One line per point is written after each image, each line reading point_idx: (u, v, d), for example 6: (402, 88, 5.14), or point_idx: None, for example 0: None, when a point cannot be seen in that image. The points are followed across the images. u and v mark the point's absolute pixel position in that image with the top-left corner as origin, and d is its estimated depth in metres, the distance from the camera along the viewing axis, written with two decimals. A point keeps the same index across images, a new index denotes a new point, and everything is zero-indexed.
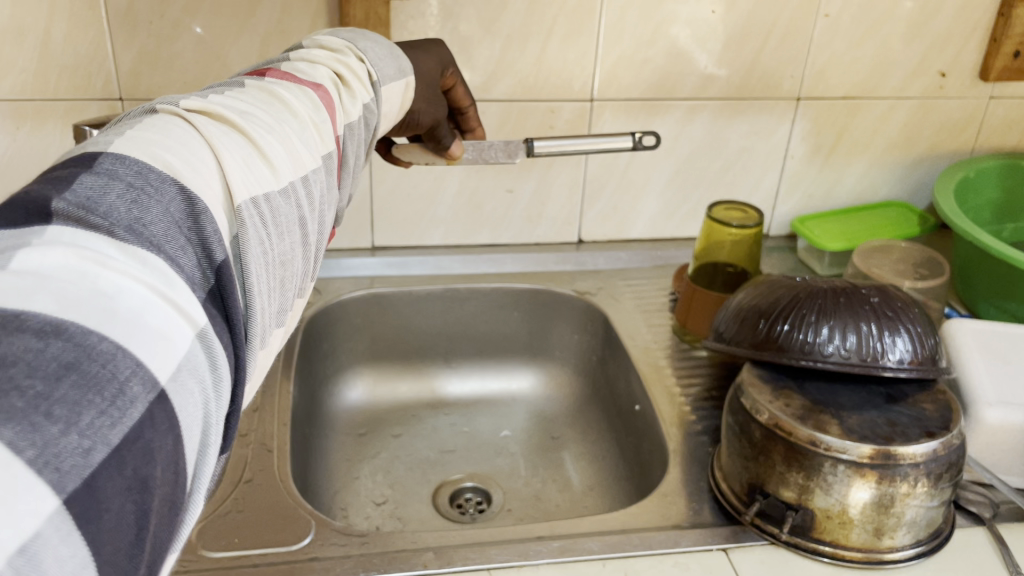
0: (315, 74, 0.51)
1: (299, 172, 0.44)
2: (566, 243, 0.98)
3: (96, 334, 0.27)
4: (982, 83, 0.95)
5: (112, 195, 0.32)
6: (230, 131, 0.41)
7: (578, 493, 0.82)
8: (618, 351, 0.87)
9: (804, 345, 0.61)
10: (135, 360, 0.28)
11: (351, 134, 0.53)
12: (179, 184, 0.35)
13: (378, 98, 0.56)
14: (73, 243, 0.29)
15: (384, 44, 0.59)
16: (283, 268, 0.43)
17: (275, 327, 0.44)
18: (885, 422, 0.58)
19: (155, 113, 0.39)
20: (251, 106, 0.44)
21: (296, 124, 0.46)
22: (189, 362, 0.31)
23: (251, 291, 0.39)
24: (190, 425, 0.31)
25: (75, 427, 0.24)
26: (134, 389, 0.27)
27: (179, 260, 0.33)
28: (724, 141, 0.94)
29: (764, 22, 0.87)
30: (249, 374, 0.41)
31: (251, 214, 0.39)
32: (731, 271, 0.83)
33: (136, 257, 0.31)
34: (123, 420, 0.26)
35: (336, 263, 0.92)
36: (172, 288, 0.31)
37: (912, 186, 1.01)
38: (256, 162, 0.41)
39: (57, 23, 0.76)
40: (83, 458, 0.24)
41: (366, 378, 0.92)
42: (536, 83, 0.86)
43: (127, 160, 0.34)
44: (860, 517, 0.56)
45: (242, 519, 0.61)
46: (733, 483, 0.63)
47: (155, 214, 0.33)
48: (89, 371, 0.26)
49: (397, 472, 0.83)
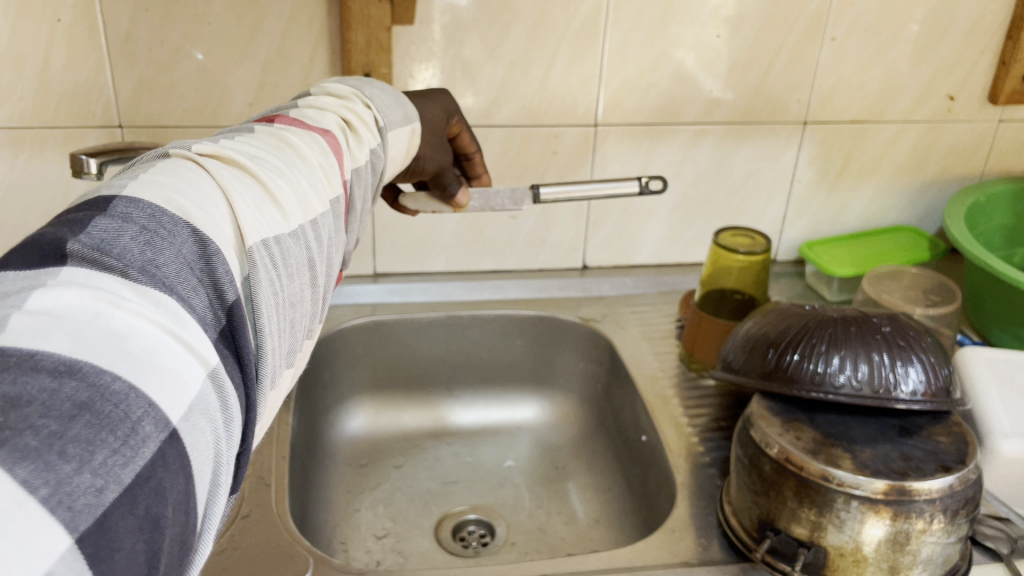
0: (323, 120, 0.50)
1: (307, 214, 0.43)
2: (570, 268, 0.97)
3: (110, 373, 0.25)
4: (992, 106, 0.94)
5: (126, 237, 0.31)
6: (242, 173, 0.40)
7: (583, 526, 0.80)
8: (624, 380, 0.85)
9: (815, 376, 0.60)
10: (147, 401, 0.26)
11: (358, 178, 0.52)
12: (192, 227, 0.34)
13: (385, 143, 0.56)
14: (88, 284, 0.28)
15: (390, 91, 0.59)
16: (292, 308, 0.42)
17: (284, 368, 0.42)
18: (899, 455, 0.56)
19: (169, 157, 0.38)
20: (261, 150, 0.43)
21: (304, 166, 0.45)
22: (201, 403, 0.30)
23: (262, 331, 0.37)
24: (201, 465, 0.29)
25: (88, 467, 0.23)
26: (146, 428, 0.26)
27: (191, 301, 0.32)
28: (731, 165, 0.93)
29: (770, 47, 0.86)
30: (259, 416, 0.39)
31: (263, 256, 0.38)
32: (739, 298, 0.81)
33: (149, 297, 0.29)
34: (135, 459, 0.25)
35: (337, 291, 0.91)
36: (184, 329, 0.30)
37: (921, 212, 1.00)
38: (267, 204, 0.40)
39: (56, 50, 0.76)
40: (95, 497, 0.23)
41: (367, 407, 0.91)
42: (540, 108, 0.86)
43: (141, 204, 0.32)
44: (875, 556, 0.54)
45: (239, 557, 0.59)
46: (743, 519, 0.61)
47: (168, 255, 0.32)
48: (102, 411, 0.24)
49: (398, 504, 0.81)
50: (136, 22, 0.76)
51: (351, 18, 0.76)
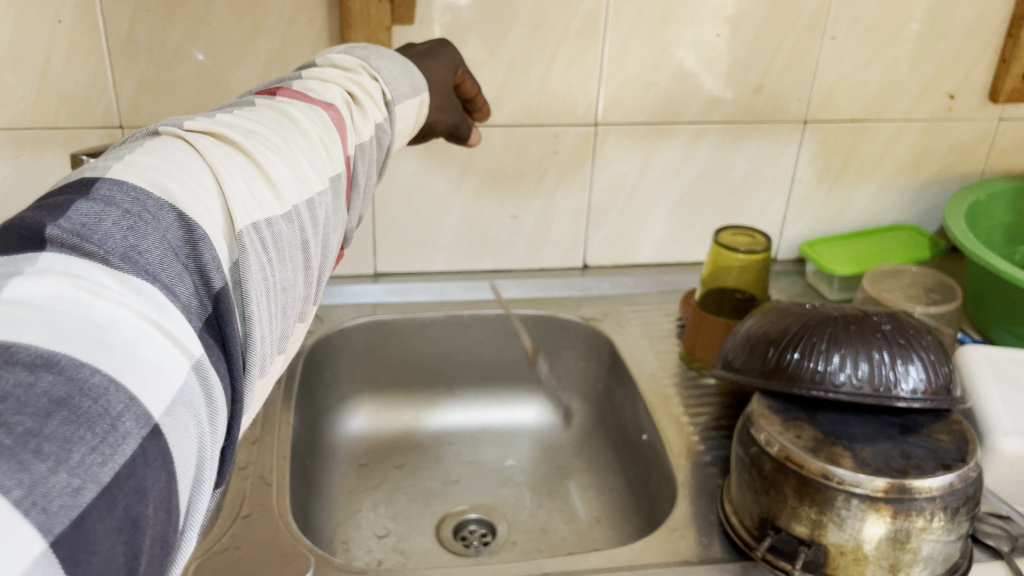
0: (326, 93, 0.50)
1: (304, 193, 0.43)
2: (571, 268, 0.97)
3: (89, 367, 0.25)
4: (991, 105, 0.94)
5: (108, 222, 0.31)
6: (235, 153, 0.40)
7: (584, 525, 0.80)
8: (625, 379, 0.85)
9: (815, 374, 0.60)
10: (128, 395, 0.26)
11: (362, 154, 0.52)
12: (177, 211, 0.34)
13: (393, 116, 0.56)
14: (67, 272, 0.28)
15: (398, 61, 0.59)
16: (285, 294, 0.42)
17: (276, 354, 0.43)
18: (899, 453, 0.56)
19: (158, 135, 0.39)
20: (259, 125, 0.43)
21: (305, 142, 0.45)
22: (184, 396, 0.30)
23: (251, 319, 0.37)
24: (185, 461, 0.29)
25: (64, 466, 0.23)
26: (126, 424, 0.26)
27: (176, 288, 0.32)
28: (731, 164, 0.93)
29: (769, 46, 0.86)
30: (247, 405, 0.39)
31: (253, 240, 0.38)
32: (740, 297, 0.81)
33: (131, 285, 0.30)
34: (114, 457, 0.25)
35: (338, 291, 0.92)
36: (167, 319, 0.30)
37: (922, 210, 1.00)
38: (259, 184, 0.40)
39: (57, 51, 0.76)
40: (72, 497, 0.23)
41: (368, 407, 0.91)
42: (540, 108, 0.86)
43: (125, 187, 0.33)
44: (875, 554, 0.54)
45: (240, 557, 0.59)
46: (744, 517, 0.61)
47: (152, 241, 0.32)
48: (80, 407, 0.25)
49: (400, 503, 0.81)
50: (136, 22, 0.76)
51: (351, 17, 0.76)
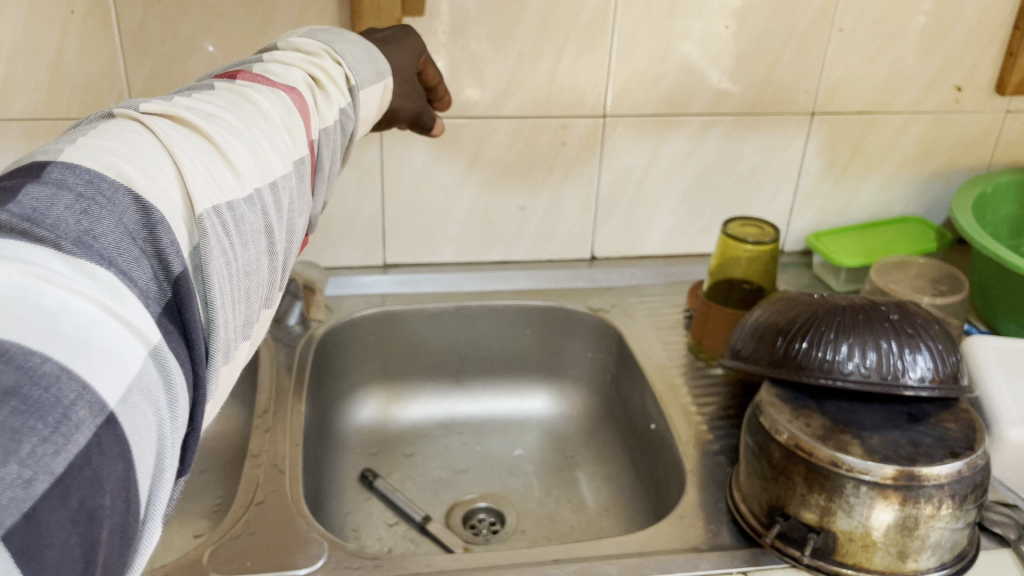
0: (289, 77, 0.51)
1: (265, 177, 0.44)
2: (579, 259, 0.97)
3: (40, 355, 0.26)
4: (998, 98, 0.93)
5: (60, 206, 0.31)
6: (193, 136, 0.41)
7: (593, 513, 0.81)
8: (633, 370, 0.86)
9: (823, 363, 0.60)
10: (81, 384, 0.27)
11: (327, 138, 0.53)
12: (134, 193, 0.34)
13: (356, 102, 0.57)
14: (17, 258, 0.28)
15: (362, 45, 0.59)
16: (248, 278, 0.42)
17: (240, 340, 0.43)
18: (908, 441, 0.56)
19: (113, 118, 0.39)
20: (218, 108, 0.44)
21: (267, 126, 0.46)
22: (141, 383, 0.30)
23: (213, 305, 0.38)
24: (143, 450, 0.30)
25: (15, 457, 0.24)
26: (80, 413, 0.27)
27: (133, 273, 0.32)
28: (739, 156, 0.93)
29: (778, 38, 0.86)
30: (212, 392, 0.40)
31: (214, 223, 0.38)
32: (747, 287, 0.81)
33: (84, 271, 0.30)
34: (68, 447, 0.26)
35: (348, 282, 0.92)
36: (123, 305, 0.30)
37: (930, 202, 1.00)
38: (219, 167, 0.40)
39: (70, 42, 0.77)
40: (23, 489, 0.24)
41: (378, 397, 0.91)
42: (548, 101, 0.86)
43: (78, 170, 0.33)
44: (884, 540, 0.54)
45: (253, 542, 0.60)
46: (753, 505, 0.61)
47: (107, 225, 0.32)
48: (30, 397, 0.25)
49: (409, 493, 0.82)
50: (148, 14, 0.77)
51: (360, 9, 0.77)
